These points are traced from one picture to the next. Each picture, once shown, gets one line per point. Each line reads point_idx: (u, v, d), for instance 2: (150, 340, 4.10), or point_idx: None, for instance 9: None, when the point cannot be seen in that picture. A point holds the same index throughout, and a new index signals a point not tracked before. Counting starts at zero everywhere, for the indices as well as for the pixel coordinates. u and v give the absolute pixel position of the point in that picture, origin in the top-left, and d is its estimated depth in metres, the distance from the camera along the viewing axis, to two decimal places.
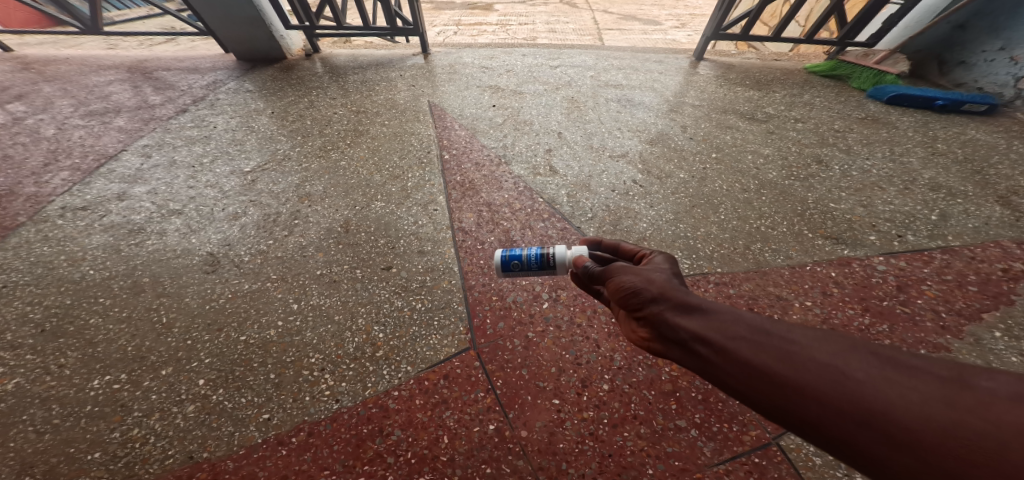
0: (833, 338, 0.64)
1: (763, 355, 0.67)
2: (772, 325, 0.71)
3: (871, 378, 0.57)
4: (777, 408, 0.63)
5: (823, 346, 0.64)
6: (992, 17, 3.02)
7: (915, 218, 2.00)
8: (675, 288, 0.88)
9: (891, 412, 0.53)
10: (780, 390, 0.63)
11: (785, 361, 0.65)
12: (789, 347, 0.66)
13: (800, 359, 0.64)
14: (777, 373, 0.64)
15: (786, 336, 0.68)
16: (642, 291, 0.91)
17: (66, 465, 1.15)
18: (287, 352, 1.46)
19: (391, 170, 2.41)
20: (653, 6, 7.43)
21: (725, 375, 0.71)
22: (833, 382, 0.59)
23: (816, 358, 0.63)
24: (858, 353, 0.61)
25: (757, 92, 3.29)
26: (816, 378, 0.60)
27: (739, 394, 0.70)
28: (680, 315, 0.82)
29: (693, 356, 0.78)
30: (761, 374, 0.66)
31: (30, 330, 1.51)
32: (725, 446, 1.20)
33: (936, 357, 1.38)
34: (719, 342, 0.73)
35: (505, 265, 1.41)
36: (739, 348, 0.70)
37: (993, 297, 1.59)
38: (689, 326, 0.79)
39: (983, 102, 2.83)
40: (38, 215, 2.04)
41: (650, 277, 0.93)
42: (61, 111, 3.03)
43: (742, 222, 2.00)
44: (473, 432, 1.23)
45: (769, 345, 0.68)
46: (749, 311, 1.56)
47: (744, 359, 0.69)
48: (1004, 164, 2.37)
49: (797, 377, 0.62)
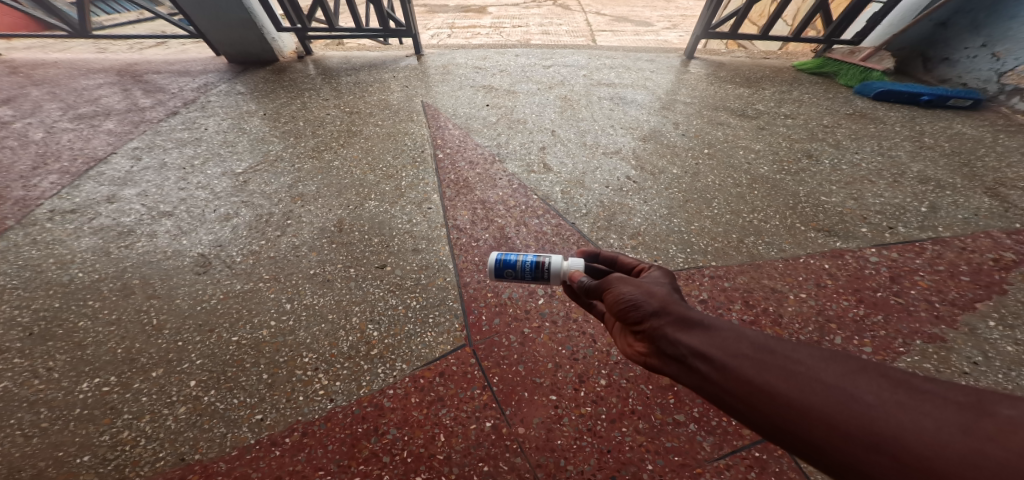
0: (840, 359, 0.61)
1: (767, 373, 0.63)
2: (776, 343, 0.67)
3: (883, 402, 0.53)
4: (781, 430, 0.59)
5: (831, 367, 0.60)
6: (972, 15, 3.10)
7: (906, 210, 2.02)
8: (676, 302, 0.83)
9: (904, 438, 0.49)
10: (784, 411, 0.59)
11: (790, 380, 0.61)
12: (795, 366, 0.62)
13: (806, 378, 0.60)
14: (781, 393, 0.60)
15: (791, 355, 0.64)
16: (642, 303, 0.85)
17: (54, 469, 1.12)
18: (280, 352, 1.45)
19: (385, 169, 2.40)
20: (644, 7, 7.51)
21: (726, 394, 0.66)
22: (841, 405, 0.55)
23: (823, 380, 0.59)
24: (867, 375, 0.57)
25: (747, 89, 3.33)
26: (823, 399, 0.57)
27: (741, 416, 0.65)
28: (681, 330, 0.76)
29: (692, 373, 0.72)
30: (765, 394, 0.62)
31: (17, 334, 1.48)
32: (725, 440, 1.20)
33: (932, 347, 1.40)
34: (721, 359, 0.68)
35: (497, 270, 1.38)
36: (742, 366, 0.66)
37: (985, 287, 1.61)
38: (690, 342, 0.74)
39: (967, 97, 2.89)
40: (26, 218, 2.01)
41: (650, 290, 0.88)
42: (50, 115, 2.99)
43: (736, 216, 2.02)
44: (469, 429, 1.22)
45: (774, 363, 0.64)
46: (744, 304, 1.57)
47: (747, 378, 0.64)
48: (990, 157, 2.42)
49: (803, 398, 0.58)
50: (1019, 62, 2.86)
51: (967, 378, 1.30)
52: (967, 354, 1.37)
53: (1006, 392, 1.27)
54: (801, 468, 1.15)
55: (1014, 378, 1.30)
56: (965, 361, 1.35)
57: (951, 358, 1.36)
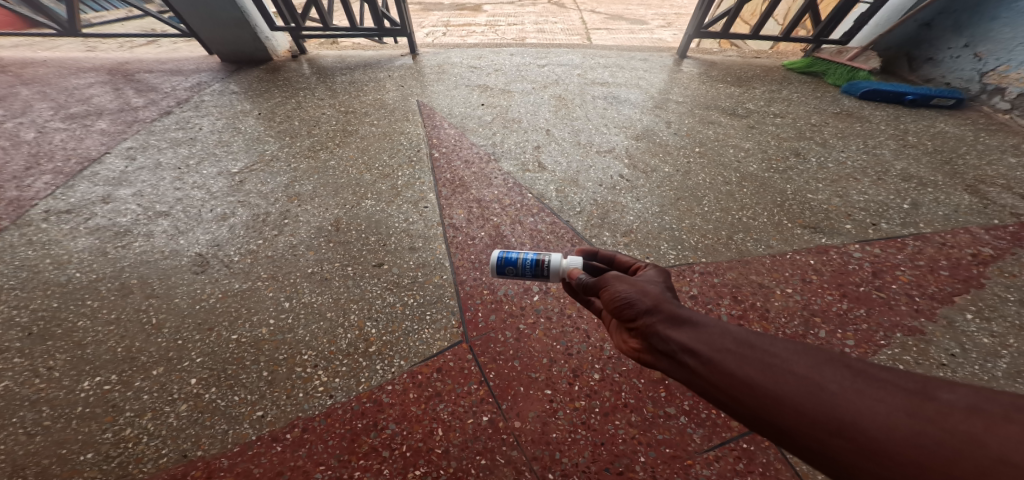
0: (812, 351, 0.64)
1: (748, 366, 0.66)
2: (756, 338, 0.70)
3: (844, 390, 0.57)
4: (757, 418, 0.63)
5: (802, 359, 0.63)
6: (956, 16, 3.17)
7: (889, 207, 2.09)
8: (668, 300, 0.86)
9: (860, 422, 0.53)
10: (761, 401, 0.63)
11: (767, 372, 0.64)
12: (772, 358, 0.66)
13: (780, 370, 0.63)
14: (758, 384, 0.64)
15: (769, 348, 0.67)
16: (636, 302, 0.89)
17: (58, 466, 1.14)
18: (280, 350, 1.47)
19: (381, 169, 2.42)
20: (639, 6, 7.54)
21: (711, 387, 0.70)
22: (809, 395, 0.59)
23: (795, 370, 0.62)
24: (832, 366, 0.61)
25: (738, 88, 3.39)
26: (793, 389, 0.60)
27: (723, 406, 0.69)
28: (672, 327, 0.80)
29: (682, 367, 0.75)
30: (745, 387, 0.65)
31: (15, 334, 1.49)
32: (714, 432, 1.24)
33: (912, 340, 1.45)
34: (707, 353, 0.71)
35: (499, 267, 1.41)
36: (726, 360, 0.69)
37: (963, 281, 1.67)
38: (680, 338, 0.76)
39: (950, 96, 2.97)
40: (21, 218, 2.01)
41: (644, 289, 0.91)
42: (41, 115, 2.96)
43: (725, 214, 2.07)
44: (467, 423, 1.26)
45: (753, 357, 0.67)
46: (733, 299, 1.62)
47: (729, 370, 0.67)
48: (971, 155, 2.49)
49: (777, 388, 0.62)
50: (1000, 62, 2.94)
51: (944, 369, 1.36)
52: (945, 346, 1.43)
53: (981, 382, 1.33)
54: (787, 459, 1.20)
55: (990, 369, 1.36)
56: (943, 353, 1.41)
57: (929, 350, 1.42)
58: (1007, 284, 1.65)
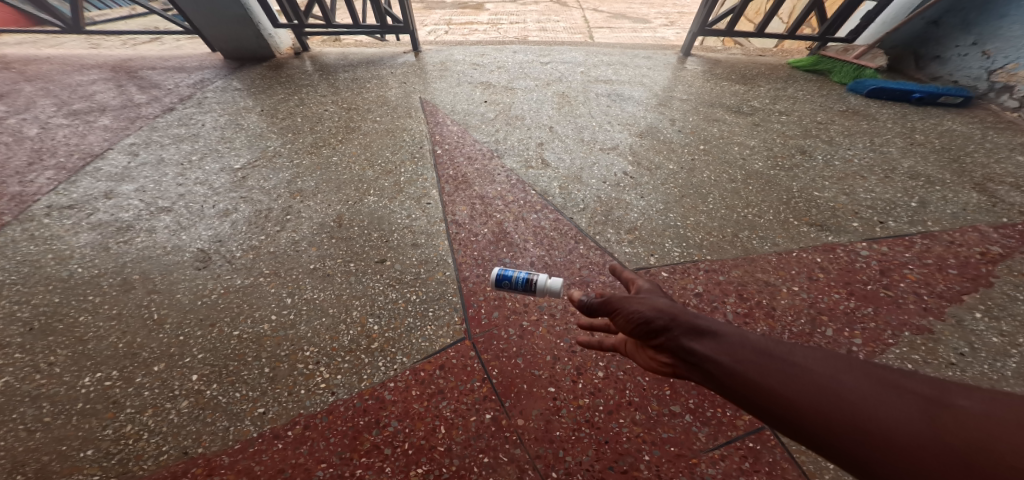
0: (837, 360, 0.61)
1: (773, 379, 0.63)
2: (780, 347, 0.67)
3: (879, 401, 0.54)
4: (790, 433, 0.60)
5: (830, 369, 0.61)
6: (964, 13, 3.14)
7: (896, 206, 2.06)
8: (683, 311, 0.83)
9: (899, 436, 0.51)
10: (792, 414, 0.60)
11: (795, 385, 0.61)
12: (800, 370, 0.63)
13: (809, 382, 0.61)
14: (788, 397, 0.61)
15: (793, 359, 0.64)
16: (651, 317, 0.85)
17: (58, 463, 1.13)
18: (281, 346, 1.46)
19: (384, 165, 2.41)
20: (642, 4, 7.49)
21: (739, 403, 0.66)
22: (841, 406, 0.56)
23: (815, 376, 0.61)
24: (863, 376, 0.58)
25: (743, 86, 3.36)
26: (824, 400, 0.58)
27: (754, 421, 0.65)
28: (690, 340, 0.76)
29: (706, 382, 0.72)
30: (774, 400, 0.62)
31: (17, 329, 1.49)
32: (719, 431, 1.23)
33: (920, 339, 1.43)
34: (731, 366, 0.68)
35: (496, 281, 1.52)
36: (750, 372, 0.66)
37: (972, 279, 1.65)
38: (699, 352, 0.73)
39: (958, 95, 2.94)
40: (23, 214, 2.00)
41: (658, 303, 0.87)
42: (44, 111, 2.96)
43: (730, 211, 2.05)
44: (470, 421, 1.24)
45: (779, 368, 0.64)
46: (738, 297, 1.61)
47: (755, 383, 0.64)
48: (979, 153, 2.46)
49: (808, 400, 0.59)
50: (1008, 61, 2.91)
51: (953, 369, 1.34)
52: (954, 346, 1.41)
53: (991, 382, 1.31)
54: (794, 458, 1.18)
55: (999, 368, 1.34)
56: (952, 353, 1.39)
57: (937, 350, 1.40)
58: (1015, 283, 1.63)
